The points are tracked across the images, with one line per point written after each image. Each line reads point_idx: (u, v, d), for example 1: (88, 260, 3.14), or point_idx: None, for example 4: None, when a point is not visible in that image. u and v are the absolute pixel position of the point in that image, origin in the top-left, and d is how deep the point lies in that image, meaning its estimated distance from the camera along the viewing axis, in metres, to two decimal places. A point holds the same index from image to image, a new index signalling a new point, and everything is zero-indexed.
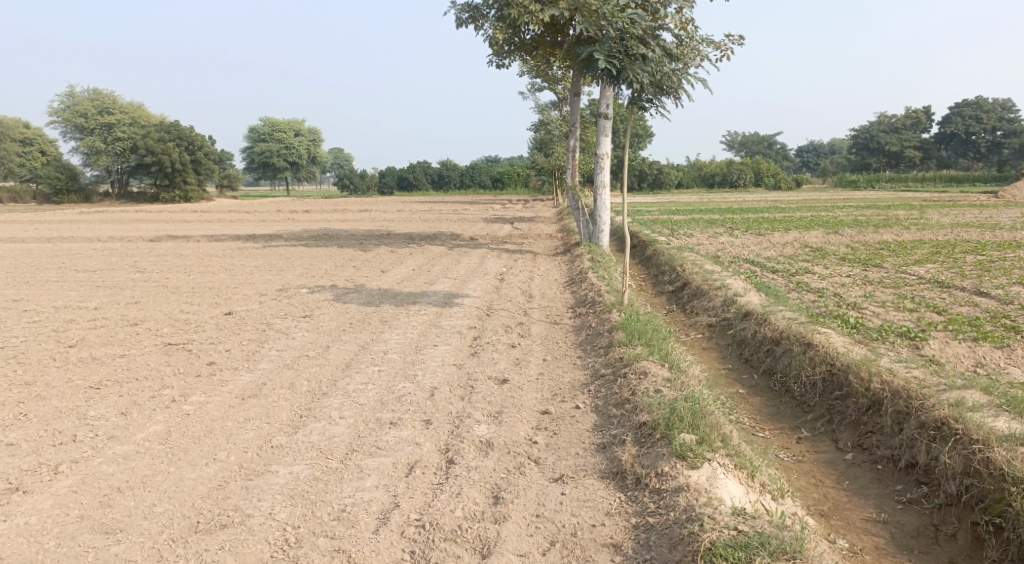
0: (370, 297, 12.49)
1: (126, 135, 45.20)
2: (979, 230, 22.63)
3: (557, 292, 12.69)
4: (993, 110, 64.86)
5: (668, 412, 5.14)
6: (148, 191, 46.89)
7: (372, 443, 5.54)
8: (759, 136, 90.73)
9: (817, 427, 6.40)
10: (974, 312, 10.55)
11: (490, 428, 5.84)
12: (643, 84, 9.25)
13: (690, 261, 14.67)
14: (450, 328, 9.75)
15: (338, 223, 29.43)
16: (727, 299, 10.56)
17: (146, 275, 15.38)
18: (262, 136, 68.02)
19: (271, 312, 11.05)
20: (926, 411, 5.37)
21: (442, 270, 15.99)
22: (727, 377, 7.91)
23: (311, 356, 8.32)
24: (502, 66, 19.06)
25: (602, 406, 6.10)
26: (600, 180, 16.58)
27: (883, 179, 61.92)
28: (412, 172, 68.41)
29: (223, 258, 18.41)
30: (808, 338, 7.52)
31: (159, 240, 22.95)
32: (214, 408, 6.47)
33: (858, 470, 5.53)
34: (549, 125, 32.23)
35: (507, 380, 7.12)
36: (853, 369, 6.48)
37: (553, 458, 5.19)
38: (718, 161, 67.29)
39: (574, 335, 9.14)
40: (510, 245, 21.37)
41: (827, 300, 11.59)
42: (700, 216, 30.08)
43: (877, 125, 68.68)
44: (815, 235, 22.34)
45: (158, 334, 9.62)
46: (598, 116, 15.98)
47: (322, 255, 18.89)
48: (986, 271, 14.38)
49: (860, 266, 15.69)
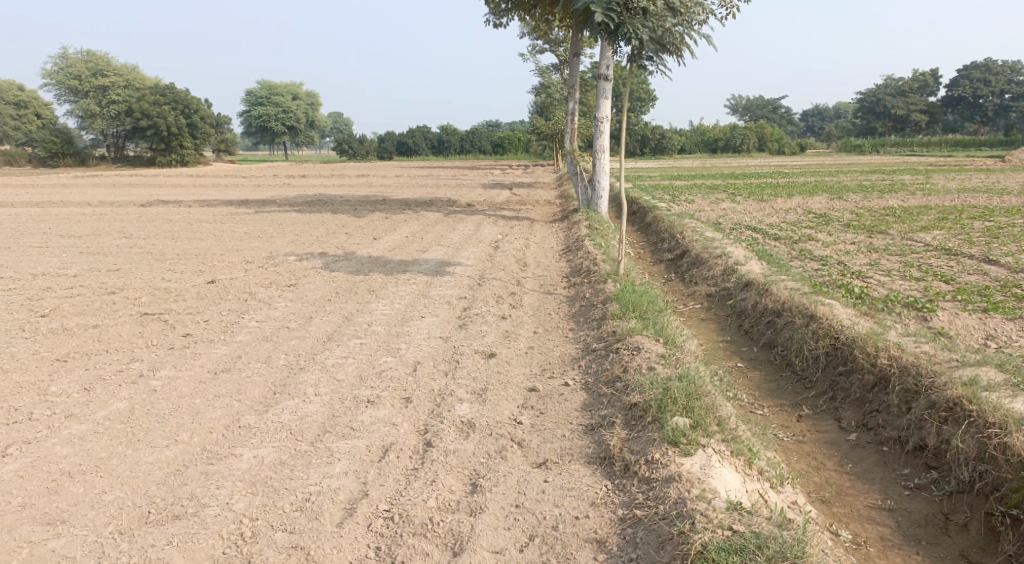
0: (359, 264, 12.10)
1: (121, 98, 44.25)
2: (986, 196, 22.08)
3: (552, 261, 12.28)
4: (1001, 73, 63.61)
5: (661, 393, 4.79)
6: (144, 155, 46.20)
7: (346, 423, 5.21)
8: (763, 100, 89.34)
9: (819, 405, 6.06)
10: (984, 282, 10.14)
11: (472, 407, 5.50)
12: (643, 41, 8.71)
13: (690, 228, 14.23)
14: (439, 298, 9.38)
15: (334, 188, 28.88)
16: (727, 268, 10.17)
17: (132, 241, 14.98)
18: (258, 100, 66.92)
19: (256, 281, 10.67)
20: (937, 391, 5.01)
21: (436, 237, 15.57)
22: (726, 351, 7.55)
23: (292, 327, 7.95)
24: (500, 26, 18.45)
25: (592, 384, 5.75)
26: (599, 144, 16.03)
27: (888, 144, 60.90)
28: (411, 137, 67.37)
29: (213, 224, 17.97)
30: (811, 310, 7.15)
31: (150, 205, 22.47)
32: (182, 384, 6.12)
33: (863, 452, 5.20)
34: (549, 88, 31.48)
35: (494, 354, 6.76)
36: (859, 343, 6.12)
37: (537, 441, 4.86)
38: (722, 125, 66.28)
39: (567, 306, 8.76)
40: (507, 211, 20.91)
41: (831, 269, 11.18)
42: (702, 182, 29.54)
43: (883, 89, 67.52)
44: (818, 201, 21.82)
45: (135, 303, 9.24)
46: (598, 77, 15.37)
47: (314, 221, 18.43)
48: (995, 238, 13.93)
49: (865, 233, 15.24)
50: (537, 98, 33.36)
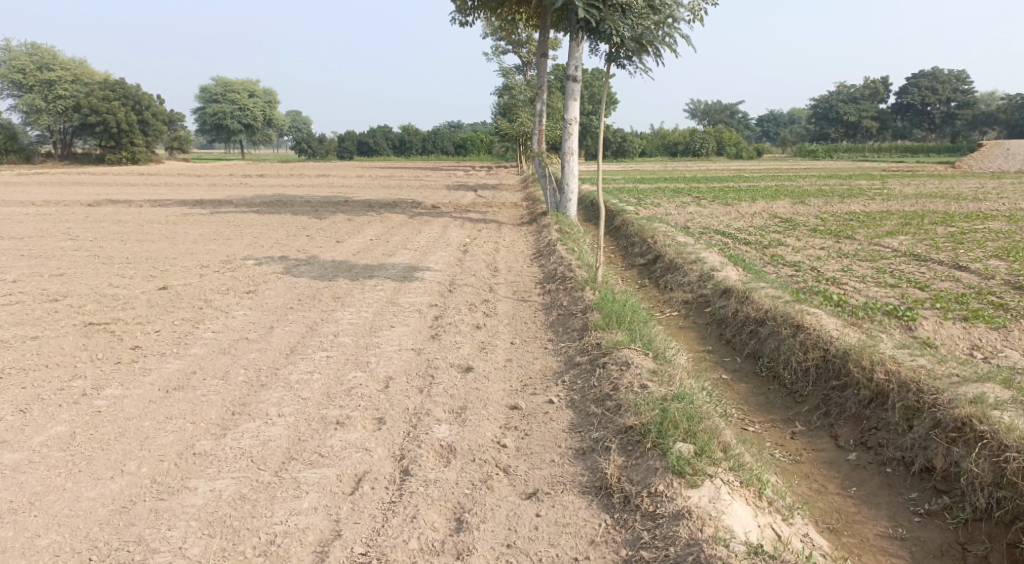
0: (323, 269, 11.55)
1: (69, 93, 42.42)
2: (944, 201, 22.43)
3: (524, 266, 11.91)
4: (948, 82, 65.65)
5: (659, 416, 4.50)
6: (93, 153, 44.31)
7: (313, 449, 4.75)
8: (721, 105, 90.73)
9: (813, 421, 5.82)
10: (957, 288, 10.09)
11: (451, 429, 5.09)
12: (624, 38, 8.38)
13: (661, 233, 14.02)
14: (409, 306, 8.93)
15: (293, 189, 28.07)
16: (703, 274, 9.93)
17: (78, 244, 14.10)
18: (213, 97, 65.08)
19: (212, 287, 10.04)
20: (943, 409, 4.85)
21: (402, 240, 15.07)
22: (709, 361, 7.27)
23: (252, 338, 7.42)
24: (467, 24, 18.09)
25: (579, 402, 5.40)
26: (568, 146, 15.73)
27: (841, 149, 62.30)
28: (372, 136, 66.40)
29: (166, 225, 17.10)
30: (797, 320, 6.91)
31: (98, 205, 21.36)
32: (130, 404, 5.56)
33: (864, 473, 5.01)
34: (513, 89, 31.14)
35: (471, 368, 6.36)
36: (851, 356, 5.89)
37: (525, 467, 4.49)
38: (681, 129, 66.93)
39: (544, 314, 8.40)
40: (473, 213, 20.49)
41: (805, 275, 11.06)
42: (666, 185, 29.55)
43: (836, 96, 69.11)
44: (782, 205, 21.92)
45: (79, 312, 8.55)
46: (567, 78, 15.08)
47: (273, 223, 17.71)
48: (960, 244, 14.05)
49: (833, 238, 15.26)
50: (501, 99, 32.98)
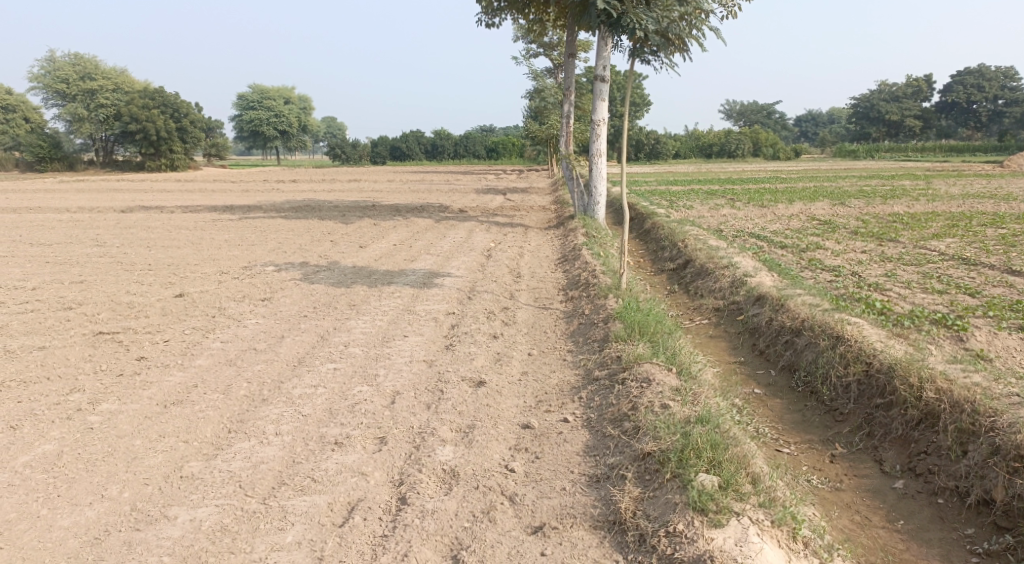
0: (342, 275, 11.31)
1: (110, 101, 43.20)
2: (993, 202, 21.35)
3: (548, 271, 11.52)
4: (995, 78, 63.19)
5: (680, 442, 4.09)
6: (133, 160, 45.13)
7: (306, 473, 4.45)
8: (757, 106, 89.06)
9: (854, 443, 5.30)
10: (1012, 295, 9.38)
11: (456, 451, 4.71)
12: (648, 32, 7.96)
13: (692, 236, 13.49)
14: (425, 314, 8.60)
15: (323, 194, 28.08)
16: (735, 280, 9.42)
17: (104, 251, 14.10)
18: (250, 104, 65.96)
19: (228, 294, 9.85)
20: (1002, 434, 4.34)
21: (425, 245, 14.79)
22: (740, 374, 6.77)
23: (260, 349, 7.14)
24: (493, 26, 17.79)
25: (596, 422, 4.99)
26: (596, 148, 15.31)
27: (882, 149, 60.48)
28: (404, 141, 66.68)
29: (194, 231, 17.09)
30: (836, 330, 6.37)
31: (131, 211, 21.54)
32: (124, 420, 5.32)
33: (912, 504, 4.50)
34: (543, 92, 30.78)
35: (483, 383, 5.97)
36: (897, 371, 5.36)
37: (532, 496, 4.12)
38: (717, 130, 65.76)
39: (566, 324, 7.98)
40: (500, 217, 20.17)
41: (845, 281, 10.45)
42: (700, 187, 28.82)
43: (877, 94, 67.14)
44: (821, 207, 21.11)
45: (91, 321, 8.40)
46: (594, 78, 14.64)
47: (299, 228, 17.59)
48: (1012, 247, 13.22)
49: (875, 241, 14.54)
50: (531, 102, 32.60)
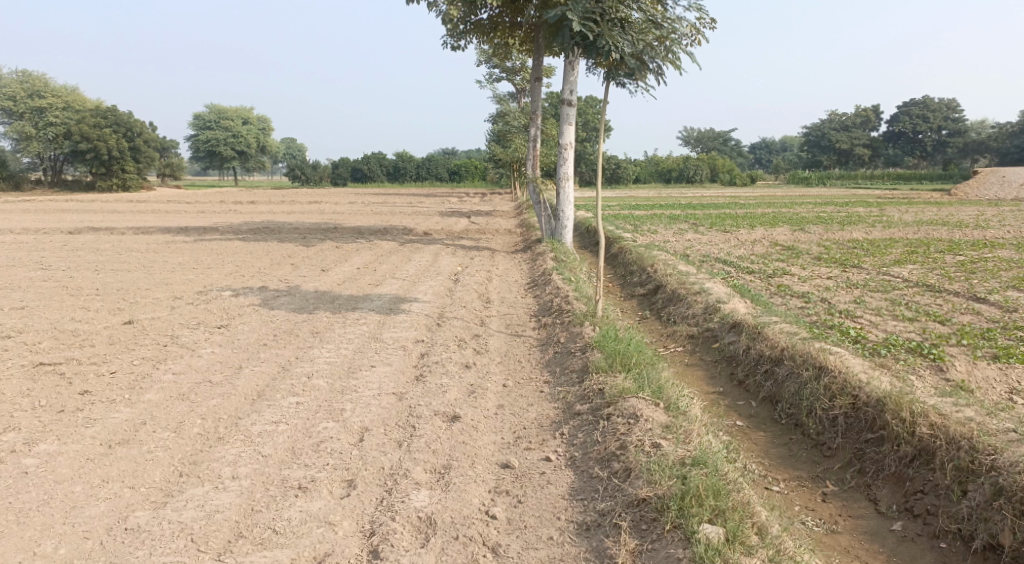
0: (304, 301, 10.85)
1: (60, 119, 41.80)
2: (947, 228, 21.92)
3: (518, 297, 11.25)
4: (939, 110, 65.77)
5: (679, 489, 3.89)
6: (83, 180, 43.61)
7: (267, 523, 4.05)
8: (714, 133, 91.07)
9: (846, 480, 5.11)
10: (980, 323, 9.43)
11: (432, 496, 4.35)
12: (623, 56, 7.85)
13: (661, 261, 13.40)
14: (393, 342, 8.23)
15: (282, 215, 27.43)
16: (709, 306, 9.28)
17: (48, 274, 13.34)
18: (207, 124, 64.75)
19: (182, 321, 9.32)
20: (1005, 473, 4.22)
21: (390, 269, 14.39)
22: (721, 405, 6.55)
23: (215, 381, 6.65)
24: (458, 48, 17.61)
25: (580, 461, 4.70)
26: (564, 172, 15.19)
27: (834, 177, 62.21)
28: (365, 163, 66.23)
29: (145, 253, 16.35)
30: (819, 359, 6.21)
31: (79, 233, 20.59)
32: (62, 463, 4.81)
33: (914, 548, 4.33)
34: (507, 115, 30.73)
35: (458, 417, 5.62)
36: (887, 404, 5.20)
37: (518, 548, 3.82)
38: (675, 157, 66.87)
39: (540, 352, 7.69)
40: (466, 240, 19.89)
41: (816, 307, 10.42)
42: (662, 211, 29.03)
43: (828, 124, 69.25)
44: (782, 232, 21.39)
45: (31, 350, 7.78)
46: (562, 102, 14.56)
47: (258, 251, 17.01)
48: (972, 274, 13.45)
49: (839, 267, 14.66)
50: (495, 126, 32.54)
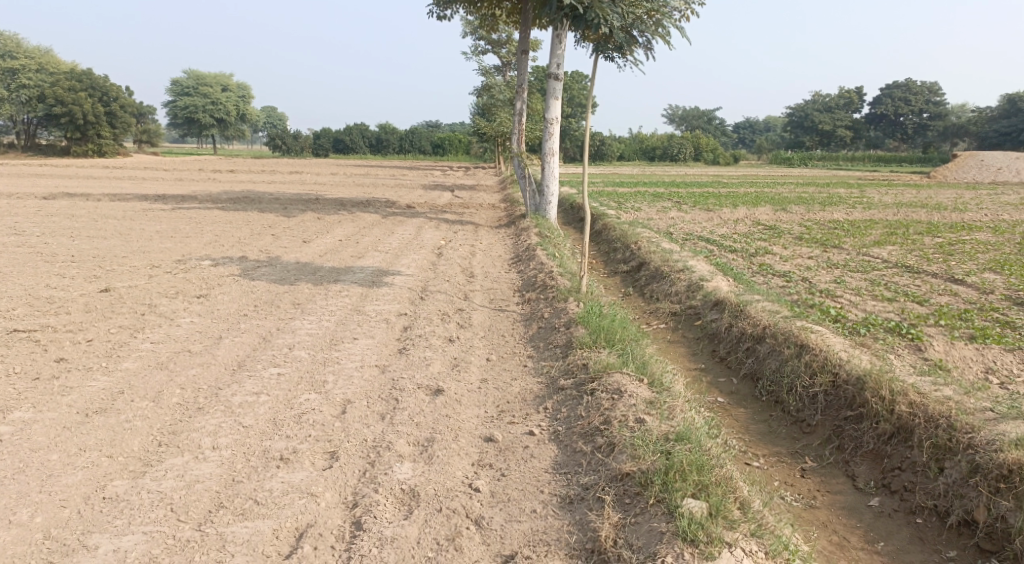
0: (285, 272, 10.71)
1: (33, 82, 40.66)
2: (926, 211, 22.13)
3: (501, 272, 11.20)
4: (921, 93, 66.13)
5: (663, 464, 3.91)
6: (57, 145, 42.57)
7: (248, 494, 4.01)
8: (698, 111, 90.91)
9: (825, 457, 5.18)
10: (958, 304, 9.55)
11: (415, 468, 4.33)
12: (613, 29, 7.74)
13: (645, 238, 13.39)
14: (376, 314, 8.16)
15: (263, 185, 27.04)
16: (692, 284, 9.30)
17: (21, 240, 13.04)
18: (185, 90, 63.40)
19: (160, 290, 9.16)
20: (982, 451, 4.29)
21: (372, 241, 14.26)
22: (703, 382, 6.59)
23: (195, 351, 6.56)
24: (444, 18, 17.31)
25: (564, 435, 4.71)
26: (549, 147, 15.08)
27: (816, 158, 62.51)
28: (347, 134, 65.36)
29: (122, 221, 16.04)
30: (800, 338, 6.25)
31: (53, 198, 20.13)
32: (38, 431, 4.72)
33: (890, 523, 4.41)
34: (492, 89, 30.39)
35: (441, 391, 5.59)
36: (867, 382, 5.25)
37: (501, 520, 3.82)
38: (660, 135, 66.75)
39: (523, 327, 7.68)
40: (449, 214, 19.74)
41: (797, 286, 10.49)
42: (646, 189, 29.01)
43: (812, 105, 69.41)
44: (765, 212, 21.47)
45: (4, 317, 7.61)
46: (548, 76, 14.40)
47: (238, 221, 16.75)
48: (950, 256, 13.60)
49: (820, 247, 14.75)
50: (480, 99, 32.19)
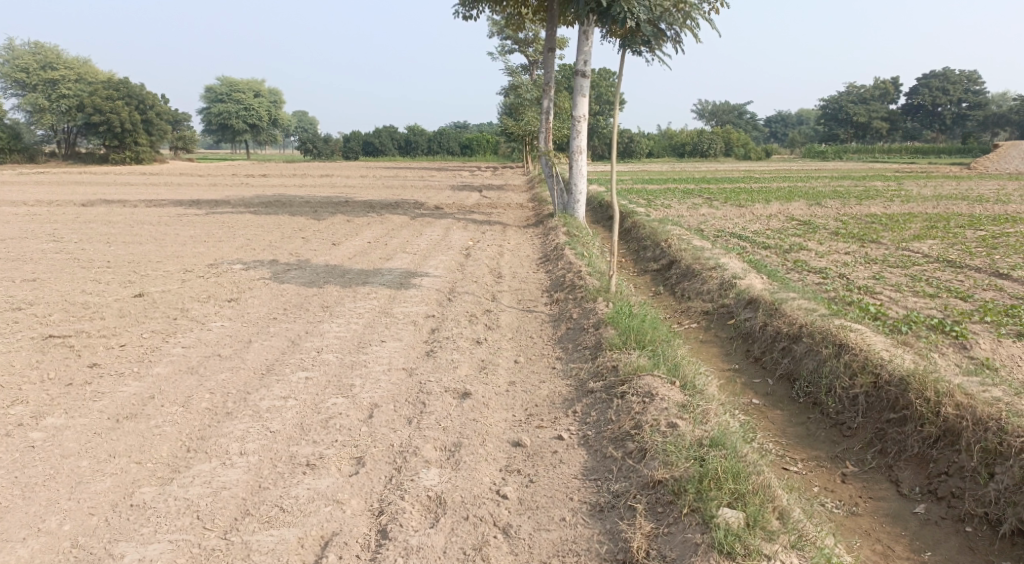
0: (314, 274, 10.75)
1: (73, 92, 41.70)
2: (967, 203, 21.44)
3: (529, 272, 11.09)
4: (959, 82, 64.31)
5: (697, 472, 3.78)
6: (97, 152, 43.59)
7: (274, 501, 3.98)
8: (728, 105, 89.69)
9: (866, 461, 4.98)
10: (1003, 299, 9.18)
11: (442, 474, 4.26)
12: (640, 22, 7.56)
13: (675, 235, 13.17)
14: (404, 317, 8.12)
15: (294, 188, 27.35)
16: (724, 282, 9.08)
17: (60, 246, 13.32)
18: (219, 97, 64.56)
19: (192, 294, 9.25)
20: None
21: (401, 243, 14.27)
22: (737, 383, 6.40)
23: (224, 355, 6.59)
24: (470, 18, 17.24)
25: (594, 440, 4.59)
26: (577, 145, 14.93)
27: (851, 151, 61.19)
28: (377, 137, 65.86)
29: (157, 226, 16.31)
30: (839, 337, 6.03)
31: (92, 205, 20.57)
32: (69, 437, 4.76)
33: (938, 531, 4.22)
34: (520, 88, 30.28)
35: (468, 394, 5.52)
36: (911, 383, 5.03)
37: (529, 528, 3.73)
38: (689, 131, 65.99)
39: (552, 328, 7.56)
40: (477, 214, 19.68)
41: (833, 283, 10.19)
42: (676, 185, 28.63)
43: (846, 97, 67.96)
44: (798, 207, 21.02)
45: (41, 323, 7.74)
46: (575, 73, 14.24)
47: (269, 224, 16.91)
48: (994, 249, 13.12)
49: (857, 242, 14.35)
50: (507, 99, 32.11)
